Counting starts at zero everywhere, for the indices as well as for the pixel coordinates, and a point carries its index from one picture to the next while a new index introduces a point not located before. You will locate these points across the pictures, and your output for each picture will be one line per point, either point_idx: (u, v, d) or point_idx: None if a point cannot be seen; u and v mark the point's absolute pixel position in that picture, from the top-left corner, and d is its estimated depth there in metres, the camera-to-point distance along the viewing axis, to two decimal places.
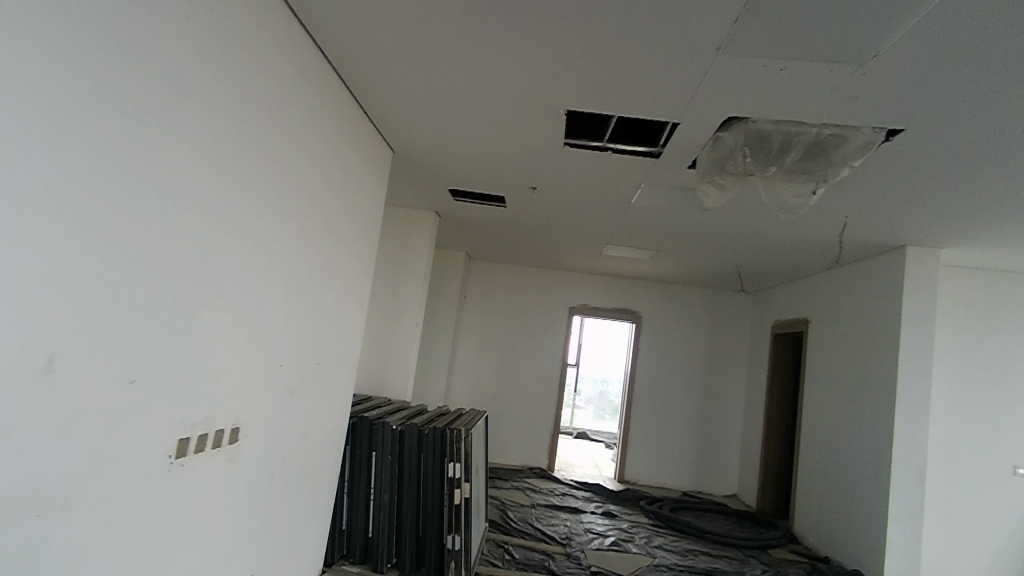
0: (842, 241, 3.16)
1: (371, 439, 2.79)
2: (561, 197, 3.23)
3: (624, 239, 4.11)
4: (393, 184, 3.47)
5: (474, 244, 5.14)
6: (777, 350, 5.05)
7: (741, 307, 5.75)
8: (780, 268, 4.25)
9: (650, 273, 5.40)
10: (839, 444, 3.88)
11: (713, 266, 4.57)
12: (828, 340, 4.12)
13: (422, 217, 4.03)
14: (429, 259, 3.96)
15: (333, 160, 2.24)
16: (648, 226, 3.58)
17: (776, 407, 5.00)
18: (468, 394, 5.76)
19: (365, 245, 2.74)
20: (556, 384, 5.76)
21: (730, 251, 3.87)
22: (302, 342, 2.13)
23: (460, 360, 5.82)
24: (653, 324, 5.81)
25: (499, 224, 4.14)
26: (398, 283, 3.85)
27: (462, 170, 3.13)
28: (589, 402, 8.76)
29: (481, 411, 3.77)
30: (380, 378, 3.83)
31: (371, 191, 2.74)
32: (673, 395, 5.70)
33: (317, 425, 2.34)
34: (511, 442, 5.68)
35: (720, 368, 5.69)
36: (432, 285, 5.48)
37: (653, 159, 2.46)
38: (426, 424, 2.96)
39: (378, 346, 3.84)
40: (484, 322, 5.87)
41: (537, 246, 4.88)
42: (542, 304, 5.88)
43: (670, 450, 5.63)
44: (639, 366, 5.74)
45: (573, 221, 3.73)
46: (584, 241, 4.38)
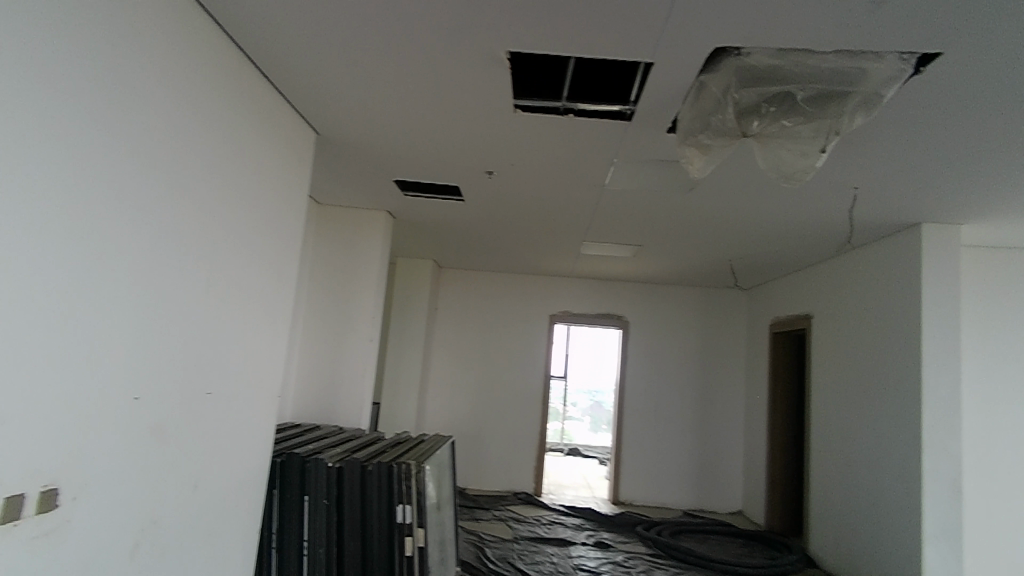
0: (852, 219, 2.73)
1: (303, 480, 2.30)
2: (525, 182, 2.79)
3: (604, 232, 3.65)
4: (332, 178, 3.01)
5: (441, 250, 4.69)
6: (778, 349, 4.61)
7: (736, 306, 5.31)
8: (778, 258, 3.82)
9: (635, 272, 4.96)
10: (857, 452, 3.43)
11: (704, 260, 4.14)
12: (836, 336, 3.68)
13: (373, 217, 3.56)
14: (383, 264, 3.49)
15: (222, 136, 1.78)
16: (628, 214, 3.14)
17: (781, 414, 4.54)
18: (444, 414, 5.27)
19: (285, 244, 2.27)
20: (540, 399, 5.28)
21: (722, 240, 3.44)
22: (181, 365, 1.65)
23: (434, 377, 5.33)
24: (641, 329, 5.35)
25: (461, 222, 3.69)
26: (348, 293, 3.39)
27: (406, 157, 2.68)
28: (584, 413, 8.39)
29: (446, 436, 3.28)
30: (331, 403, 3.34)
31: (291, 179, 2.28)
32: (667, 405, 5.23)
33: (220, 471, 1.86)
34: (494, 465, 5.18)
35: (717, 373, 5.24)
36: (398, 298, 5.02)
37: (625, 121, 2.02)
38: (370, 457, 2.47)
39: (328, 366, 3.35)
40: (459, 335, 5.39)
41: (509, 248, 4.43)
42: (520, 313, 5.42)
43: (668, 465, 5.15)
44: (628, 375, 5.27)
45: (543, 213, 3.28)
46: (559, 238, 3.92)
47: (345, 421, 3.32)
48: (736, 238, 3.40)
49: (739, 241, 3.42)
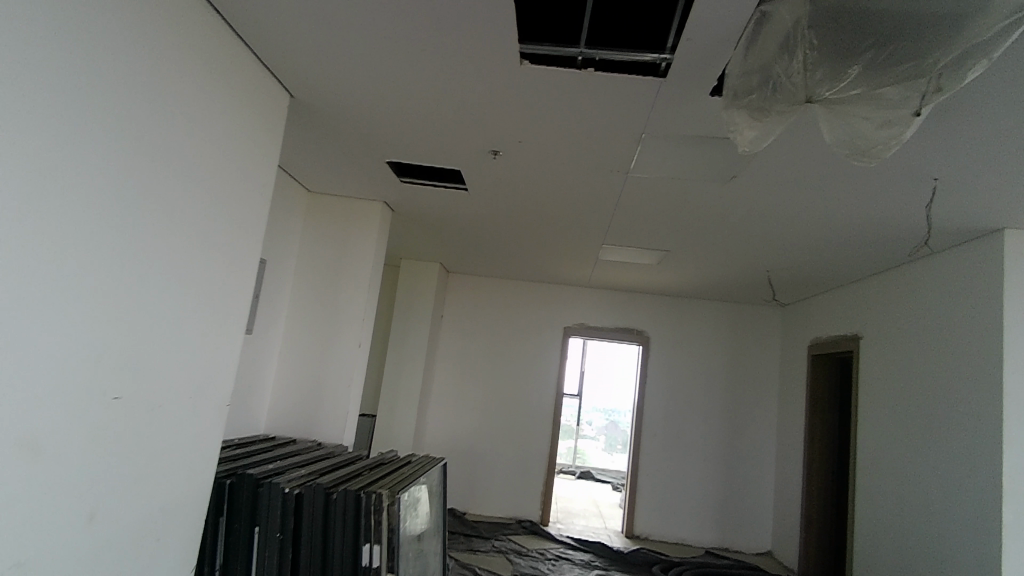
0: (926, 219, 2.29)
1: (255, 507, 1.93)
2: (537, 167, 2.39)
3: (627, 233, 3.24)
4: (320, 160, 2.67)
5: (448, 251, 4.32)
6: (818, 374, 4.12)
7: (770, 324, 4.84)
8: (825, 267, 3.36)
9: (659, 283, 4.54)
10: (915, 496, 2.94)
11: (739, 269, 3.69)
12: (891, 361, 3.21)
13: (368, 208, 3.17)
14: (377, 261, 3.12)
15: (158, 80, 1.43)
16: (655, 209, 2.72)
17: (819, 447, 4.05)
18: (446, 430, 4.86)
19: (248, 224, 1.91)
20: (551, 419, 4.85)
21: (763, 241, 3.00)
22: (78, 360, 1.28)
23: (437, 389, 4.94)
24: (664, 346, 4.91)
25: (467, 217, 3.30)
26: (336, 291, 3.04)
27: (400, 134, 2.32)
28: (600, 432, 7.85)
29: (438, 459, 2.87)
30: (310, 414, 2.94)
31: (259, 147, 1.92)
32: (690, 431, 4.76)
33: (132, 496, 1.48)
34: (497, 489, 4.76)
35: (747, 398, 4.76)
36: (401, 302, 4.66)
37: (659, 77, 1.64)
38: (339, 482, 2.07)
39: (309, 372, 2.98)
40: (465, 345, 5.00)
41: (521, 251, 4.05)
42: (533, 324, 5.01)
43: (689, 498, 4.67)
44: (648, 396, 4.82)
45: (557, 207, 2.88)
46: (575, 240, 3.51)
47: (324, 436, 2.93)
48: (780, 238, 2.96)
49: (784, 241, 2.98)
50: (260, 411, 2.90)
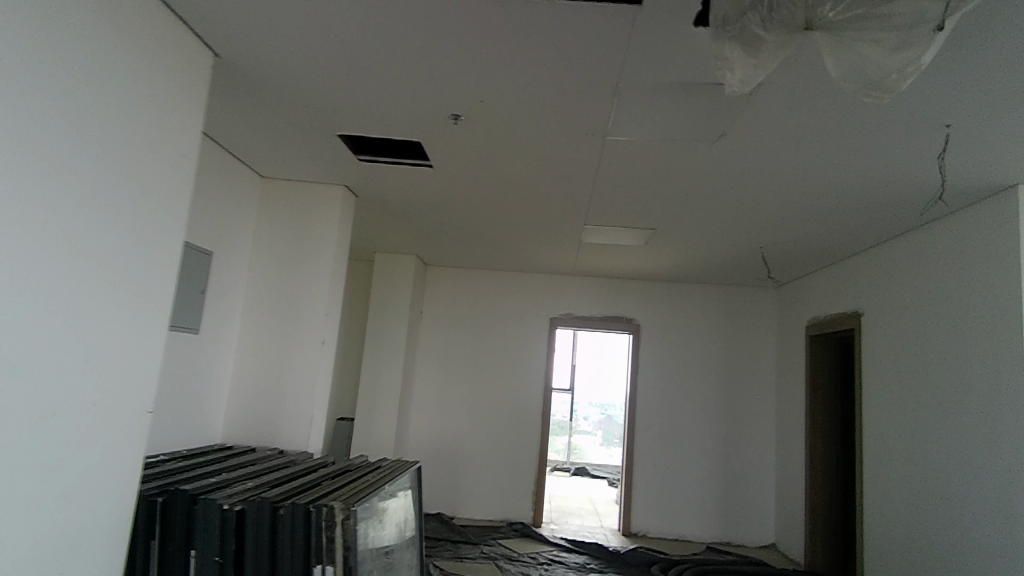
0: (937, 175, 2.08)
1: (190, 527, 1.69)
2: (506, 137, 2.15)
3: (611, 210, 3.00)
4: (269, 141, 2.42)
5: (423, 242, 4.07)
6: (818, 356, 3.91)
7: (765, 306, 4.62)
8: (824, 239, 3.14)
9: (648, 267, 4.31)
10: (928, 481, 2.74)
11: (732, 246, 3.47)
12: (899, 337, 3.00)
13: (328, 191, 2.88)
14: (340, 250, 2.87)
15: (22, 15, 1.17)
16: (639, 180, 2.48)
17: (822, 432, 3.84)
18: (430, 431, 4.62)
19: (168, 203, 1.65)
20: (540, 415, 4.61)
21: (759, 211, 2.76)
22: None
23: (419, 388, 4.69)
24: (655, 333, 4.68)
25: (438, 200, 3.05)
26: (295, 284, 2.77)
27: (351, 106, 2.08)
28: (595, 428, 7.64)
29: (414, 463, 2.62)
30: (271, 420, 2.69)
31: (180, 117, 1.67)
32: (686, 421, 4.54)
33: (14, 524, 1.22)
34: (486, 491, 4.53)
35: (744, 384, 4.55)
36: (377, 298, 4.41)
37: (633, 7, 1.40)
38: (287, 494, 1.82)
39: (270, 373, 2.72)
40: (447, 340, 4.75)
41: (501, 238, 3.81)
42: (517, 316, 4.77)
43: (687, 492, 4.46)
44: (640, 387, 4.60)
45: (533, 183, 2.64)
46: (557, 221, 3.28)
47: (288, 442, 2.67)
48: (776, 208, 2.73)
49: (780, 211, 2.76)
50: (216, 417, 2.64)
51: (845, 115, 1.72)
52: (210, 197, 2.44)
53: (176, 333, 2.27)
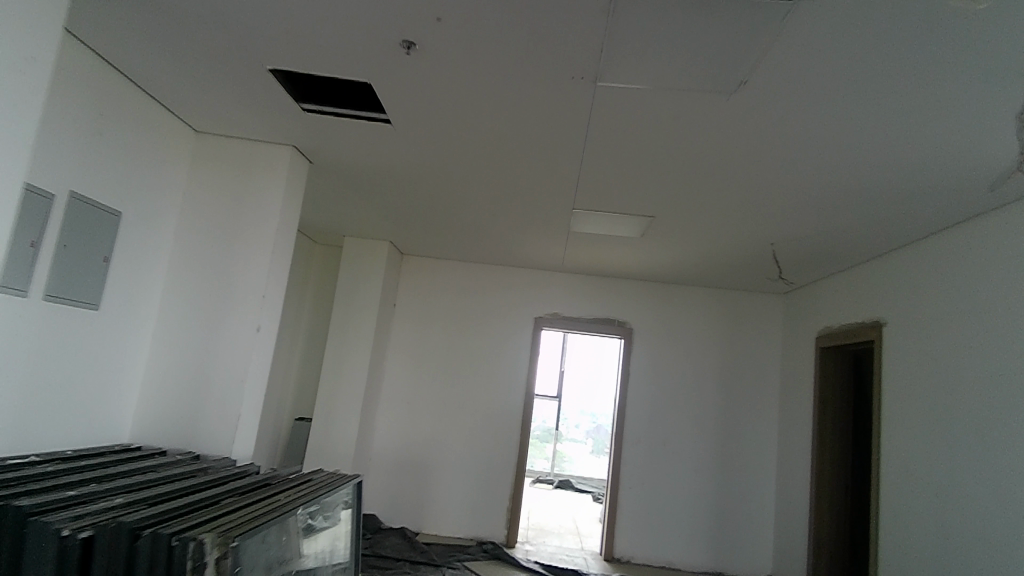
0: (1012, 126, 1.69)
1: (17, 559, 1.26)
2: (477, 81, 1.75)
3: (605, 187, 2.60)
4: (197, 89, 2.01)
5: (395, 225, 3.66)
6: (829, 370, 3.51)
7: (771, 313, 4.22)
8: (849, 231, 2.74)
9: (644, 266, 3.90)
10: (959, 520, 2.35)
11: (741, 240, 3.07)
12: (933, 350, 2.60)
13: (275, 152, 2.44)
14: (286, 221, 2.45)
15: None
16: (639, 144, 2.08)
17: (832, 456, 3.43)
18: (398, 436, 4.19)
19: (6, 125, 1.22)
20: (520, 424, 4.19)
21: (779, 186, 2.36)
22: None
23: (388, 388, 4.26)
24: (650, 339, 4.27)
25: (407, 170, 2.64)
26: (228, 258, 2.35)
27: (282, 50, 1.68)
28: (585, 437, 7.22)
29: (355, 479, 2.20)
30: (190, 419, 2.25)
31: (33, 15, 1.25)
32: (680, 437, 4.13)
33: None
34: (456, 505, 4.11)
35: (745, 397, 4.14)
36: (344, 287, 3.98)
37: None
38: (160, 519, 1.39)
39: (192, 363, 2.29)
40: (421, 337, 4.33)
41: (482, 223, 3.40)
42: (501, 313, 4.35)
43: (677, 515, 4.04)
44: (631, 397, 4.19)
45: (514, 147, 2.24)
46: (544, 200, 2.87)
47: (209, 446, 2.24)
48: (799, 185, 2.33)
49: (803, 189, 2.35)
50: (123, 413, 2.21)
51: (911, 34, 1.32)
52: (121, 149, 2.02)
53: (65, 307, 1.88)
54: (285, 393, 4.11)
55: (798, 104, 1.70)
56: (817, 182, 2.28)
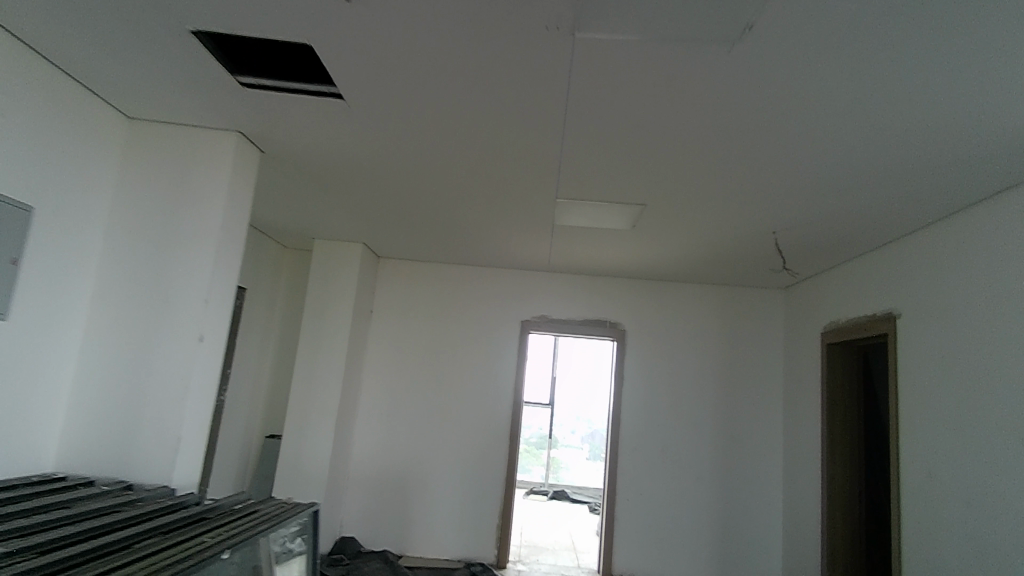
0: None
1: None
2: (436, 38, 1.50)
3: (591, 170, 2.35)
4: (118, 59, 1.75)
5: (367, 224, 3.39)
6: (837, 368, 3.27)
7: (771, 309, 3.98)
8: (858, 212, 2.50)
9: (636, 261, 3.65)
10: (993, 531, 2.11)
11: (739, 228, 2.83)
12: (954, 343, 2.37)
13: (218, 139, 2.17)
14: (233, 216, 2.18)
15: None
16: (625, 110, 1.83)
17: (843, 460, 3.19)
18: (378, 452, 3.90)
19: None
20: (508, 435, 3.92)
21: (784, 161, 2.12)
22: None
23: (366, 401, 3.97)
24: (644, 340, 4.02)
25: (372, 157, 2.38)
26: (167, 258, 2.08)
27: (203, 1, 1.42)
28: (586, 443, 6.95)
29: (313, 507, 1.93)
30: (124, 442, 1.97)
31: None
32: (678, 444, 3.87)
33: None
34: (441, 524, 3.82)
35: (747, 400, 3.89)
36: (315, 293, 3.71)
37: None
38: None
39: (126, 379, 2.01)
40: (400, 344, 4.05)
41: (460, 218, 3.14)
42: (485, 317, 4.08)
43: (678, 528, 3.77)
44: (625, 403, 3.93)
45: (487, 120, 1.98)
46: (524, 188, 2.61)
47: (146, 473, 1.96)
48: (806, 159, 2.09)
49: (811, 163, 2.11)
50: (45, 439, 1.92)
51: None
52: (31, 132, 1.75)
53: None
54: (254, 408, 3.83)
55: (811, 52, 1.45)
56: (827, 154, 2.04)
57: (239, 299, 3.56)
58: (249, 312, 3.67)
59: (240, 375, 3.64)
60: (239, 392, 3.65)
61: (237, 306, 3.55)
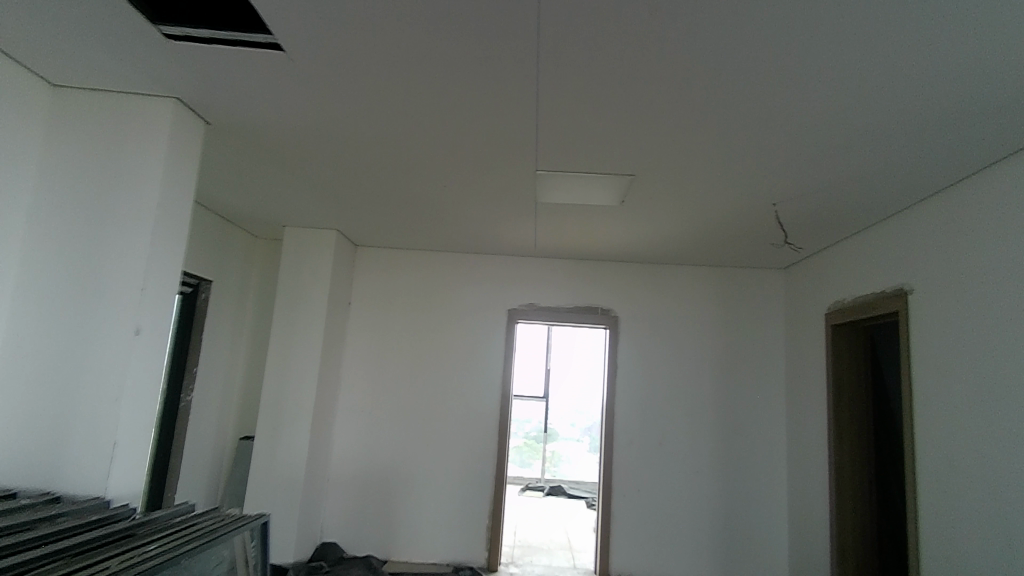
0: None
1: None
2: None
3: (572, 136, 2.12)
4: (23, 8, 1.52)
5: (338, 208, 3.16)
6: (843, 351, 3.06)
7: (772, 292, 3.77)
8: (867, 176, 2.29)
9: (628, 243, 3.43)
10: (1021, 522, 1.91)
11: (736, 201, 2.61)
12: (973, 319, 2.17)
13: (152, 106, 1.93)
14: (173, 194, 1.95)
15: None
16: (608, 55, 1.61)
17: (851, 449, 2.99)
18: (359, 451, 3.69)
19: None
20: (496, 431, 3.70)
21: (786, 117, 1.90)
22: None
23: (346, 398, 3.75)
24: (638, 327, 3.81)
25: (330, 126, 2.15)
26: (98, 240, 1.84)
27: None
28: (586, 435, 6.74)
29: (263, 517, 1.74)
30: (51, 448, 1.75)
31: None
32: (676, 436, 3.67)
33: None
34: (429, 526, 3.61)
35: (747, 388, 3.69)
36: (286, 284, 3.48)
37: None
38: None
39: (53, 376, 1.78)
40: (380, 338, 3.82)
41: (436, 198, 2.91)
42: (469, 306, 3.86)
43: (678, 524, 3.57)
44: (619, 394, 3.73)
45: (452, 74, 1.75)
46: (501, 160, 2.38)
47: (76, 483, 1.74)
48: (811, 113, 1.87)
49: (816, 119, 1.89)
50: None
51: None
52: None
53: None
54: (226, 409, 3.61)
55: None
56: (835, 105, 1.82)
57: (205, 292, 3.37)
58: (216, 306, 3.44)
59: (209, 373, 3.42)
60: (208, 391, 3.43)
61: (203, 299, 3.36)
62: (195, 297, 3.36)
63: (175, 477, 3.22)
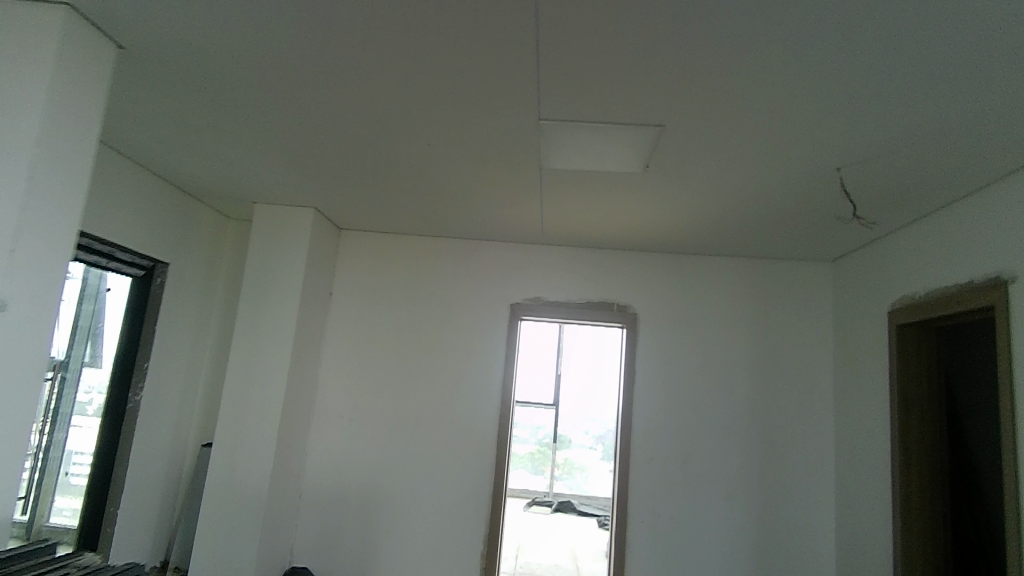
0: None
1: None
2: None
3: (582, 68, 1.65)
4: None
5: (309, 179, 2.71)
6: (910, 356, 2.54)
7: (816, 288, 3.24)
8: (964, 132, 1.77)
9: (650, 228, 2.93)
10: None
11: (787, 169, 2.11)
12: None
13: (34, 17, 1.49)
14: (61, 131, 1.50)
15: None
16: None
17: (920, 478, 2.46)
18: (337, 464, 3.22)
19: None
20: (494, 443, 3.22)
21: (873, 33, 1.40)
22: None
23: (323, 402, 3.29)
24: (659, 326, 3.31)
25: (273, 55, 1.70)
26: None
27: None
28: (598, 445, 6.19)
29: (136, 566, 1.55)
30: None
31: None
32: (702, 452, 3.16)
33: None
34: (415, 553, 3.13)
35: (785, 399, 3.16)
36: (253, 269, 3.02)
37: None
38: None
39: None
40: (363, 334, 3.36)
41: (421, 165, 2.45)
42: (465, 301, 3.39)
43: (703, 558, 3.06)
44: (637, 403, 3.23)
45: None
46: (492, 108, 1.91)
47: None
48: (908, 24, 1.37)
49: (916, 35, 1.39)
50: None
51: None
52: None
53: None
54: (186, 410, 3.17)
55: None
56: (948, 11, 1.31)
57: (160, 276, 2.95)
58: (173, 293, 3.01)
59: (163, 369, 2.99)
60: (162, 390, 2.99)
61: (159, 285, 2.94)
62: (149, 282, 2.94)
63: (119, 489, 2.79)
